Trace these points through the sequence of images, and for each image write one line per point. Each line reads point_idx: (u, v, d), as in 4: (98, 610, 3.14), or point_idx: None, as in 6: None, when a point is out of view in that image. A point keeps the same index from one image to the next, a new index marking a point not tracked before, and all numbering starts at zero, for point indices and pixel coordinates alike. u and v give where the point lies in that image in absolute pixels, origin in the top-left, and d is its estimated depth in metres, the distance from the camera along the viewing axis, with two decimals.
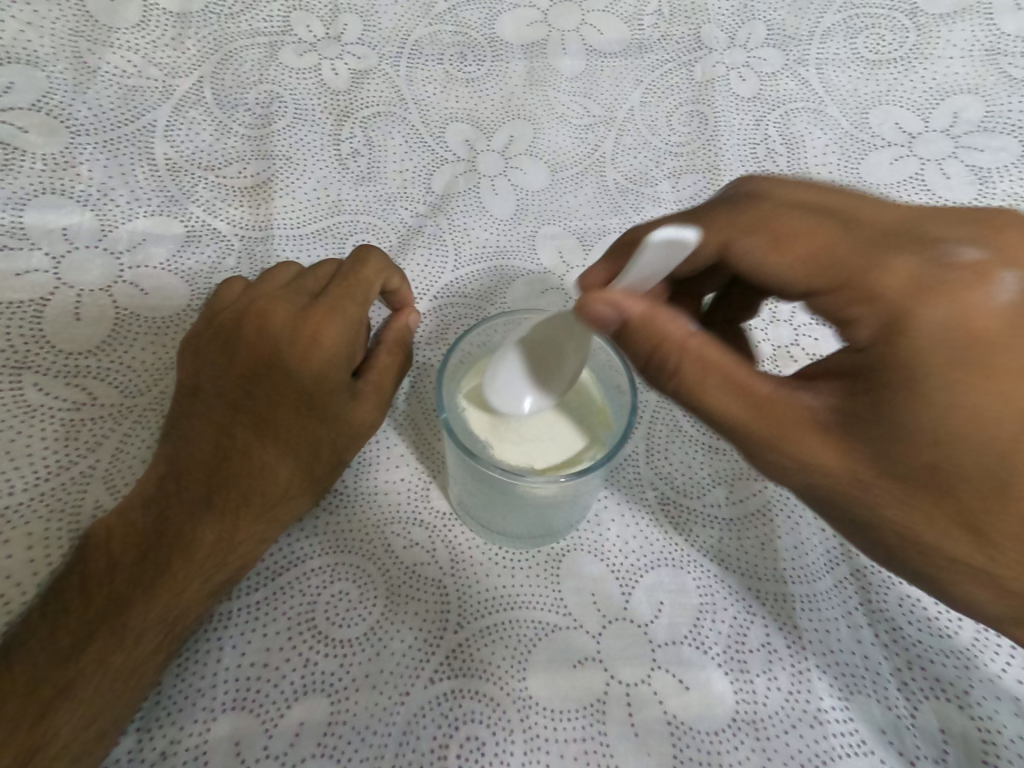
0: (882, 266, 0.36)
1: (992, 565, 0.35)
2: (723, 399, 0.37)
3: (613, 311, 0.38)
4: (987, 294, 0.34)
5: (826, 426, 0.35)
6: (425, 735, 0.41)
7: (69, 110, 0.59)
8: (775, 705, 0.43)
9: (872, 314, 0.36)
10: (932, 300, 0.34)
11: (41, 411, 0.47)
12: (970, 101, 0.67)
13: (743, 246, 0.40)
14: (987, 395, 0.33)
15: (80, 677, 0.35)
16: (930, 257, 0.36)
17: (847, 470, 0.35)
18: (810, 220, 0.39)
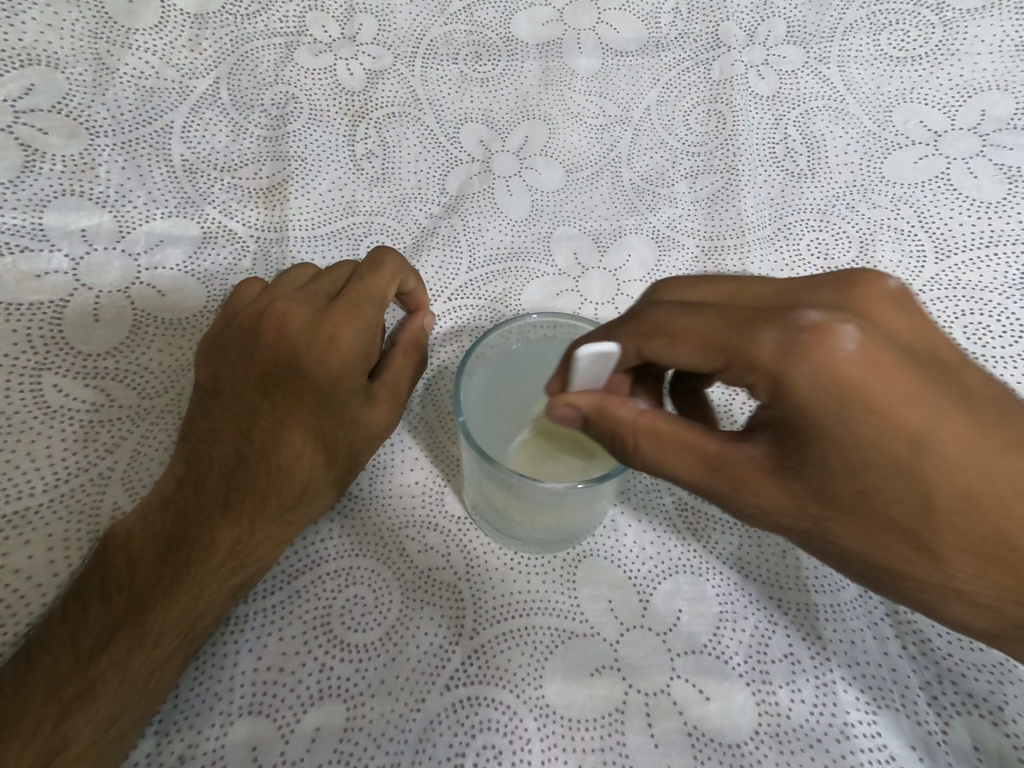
0: (752, 342, 0.34)
1: (962, 582, 0.33)
2: (678, 461, 0.36)
3: (575, 409, 0.38)
4: (833, 346, 0.32)
5: (777, 476, 0.34)
6: (441, 743, 0.41)
7: (88, 112, 0.59)
8: (800, 717, 0.42)
9: (761, 384, 0.34)
10: (799, 363, 0.33)
11: (60, 413, 0.47)
12: (998, 98, 0.66)
13: (652, 348, 0.38)
14: (880, 437, 0.32)
15: (99, 679, 0.35)
16: (779, 322, 0.34)
17: (806, 517, 0.34)
18: (694, 316, 0.37)
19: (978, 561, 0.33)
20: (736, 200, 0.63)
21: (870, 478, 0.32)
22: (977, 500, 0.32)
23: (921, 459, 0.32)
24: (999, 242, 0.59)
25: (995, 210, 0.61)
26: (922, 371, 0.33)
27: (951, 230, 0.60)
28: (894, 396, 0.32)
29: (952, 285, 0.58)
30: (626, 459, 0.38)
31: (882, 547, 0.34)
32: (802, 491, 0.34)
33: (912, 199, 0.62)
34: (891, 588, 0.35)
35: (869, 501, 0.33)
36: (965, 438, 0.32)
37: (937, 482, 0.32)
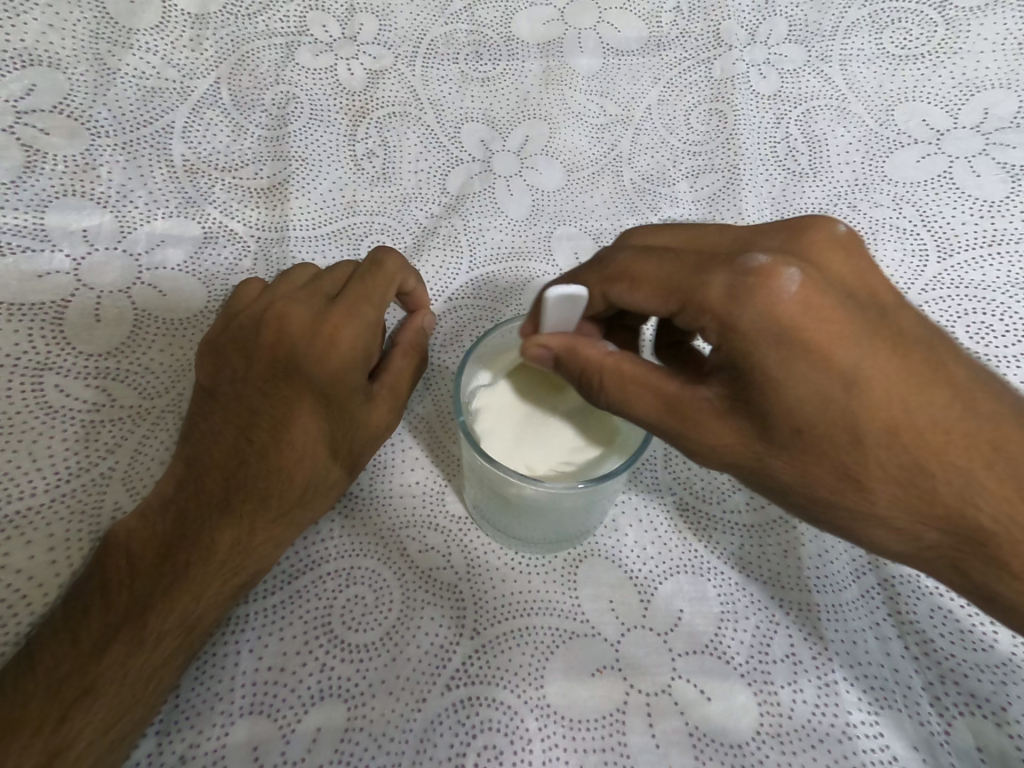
0: (703, 284, 0.34)
1: (887, 514, 0.35)
2: (636, 401, 0.36)
3: (548, 351, 0.39)
4: (775, 289, 0.33)
5: (725, 413, 0.35)
6: (442, 743, 0.41)
7: (89, 112, 0.59)
8: (802, 717, 0.42)
9: (710, 326, 0.34)
10: (743, 305, 0.33)
11: (61, 412, 0.47)
12: (1001, 97, 0.65)
13: (615, 292, 0.38)
14: (815, 375, 0.33)
15: (100, 680, 0.35)
16: (728, 266, 0.34)
17: (747, 448, 0.35)
18: (655, 259, 0.36)
19: (905, 495, 0.34)
20: (737, 199, 0.62)
21: (805, 413, 0.33)
22: (903, 436, 0.33)
23: (852, 395, 0.33)
24: (1002, 241, 0.59)
25: (998, 209, 0.61)
26: (861, 311, 0.34)
27: (953, 229, 0.60)
28: (831, 335, 0.33)
29: (954, 284, 0.57)
30: (591, 400, 0.38)
31: (815, 479, 0.35)
32: (744, 426, 0.35)
33: (914, 198, 0.62)
34: (825, 520, 0.37)
35: (802, 435, 0.34)
36: (895, 375, 0.33)
37: (868, 418, 0.33)
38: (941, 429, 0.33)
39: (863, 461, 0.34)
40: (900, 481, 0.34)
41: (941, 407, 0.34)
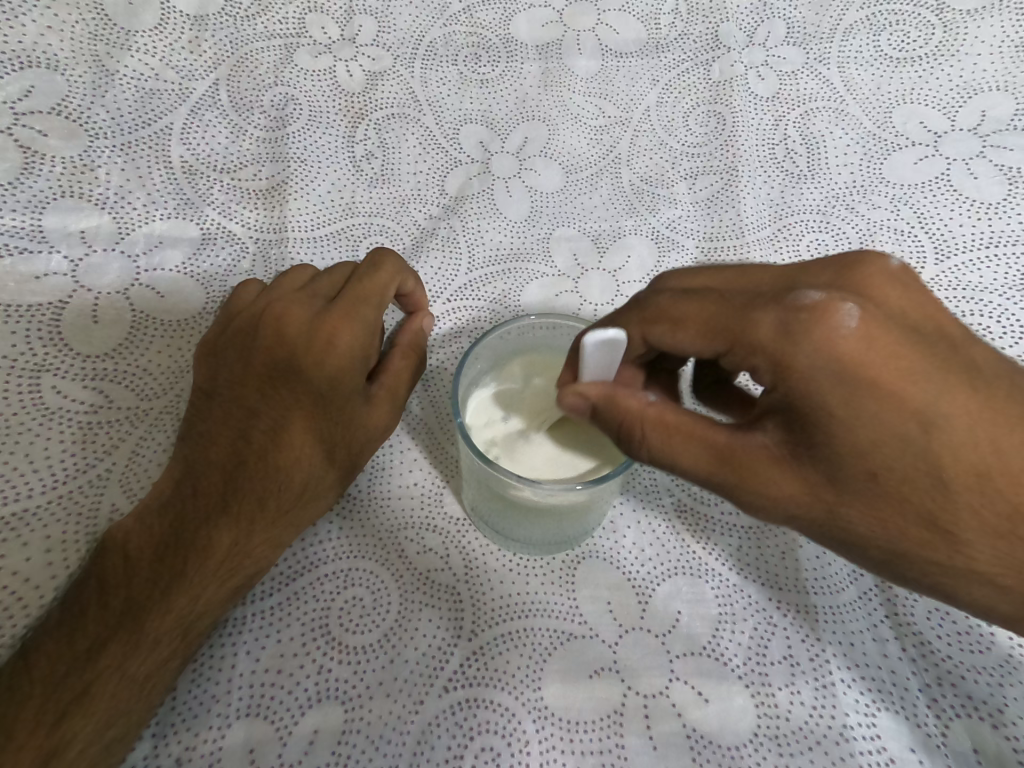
0: (755, 324, 0.34)
1: (969, 557, 0.34)
2: (685, 452, 0.36)
3: (586, 400, 0.38)
4: (833, 326, 0.33)
5: (785, 461, 0.34)
6: (440, 745, 0.41)
7: (88, 113, 0.59)
8: (799, 719, 0.42)
9: (765, 367, 0.34)
10: (801, 344, 0.33)
11: (59, 414, 0.47)
12: (998, 99, 0.65)
13: (655, 334, 0.38)
14: (888, 417, 0.32)
15: (96, 682, 0.35)
16: (778, 305, 0.34)
17: (819, 500, 0.34)
18: (696, 301, 0.37)
19: (993, 538, 0.33)
20: (735, 201, 0.63)
21: (878, 457, 0.33)
22: (988, 475, 0.33)
23: (928, 436, 0.33)
24: (999, 242, 0.59)
25: (995, 210, 0.61)
26: (927, 348, 0.34)
27: (951, 231, 0.60)
28: (896, 373, 0.33)
29: (952, 285, 0.58)
30: (632, 452, 0.38)
31: (898, 529, 0.34)
32: (813, 474, 0.34)
33: (912, 200, 0.62)
34: (901, 573, 0.36)
35: (880, 481, 0.33)
36: (969, 412, 0.33)
37: (946, 458, 0.33)
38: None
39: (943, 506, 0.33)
40: (982, 522, 0.33)
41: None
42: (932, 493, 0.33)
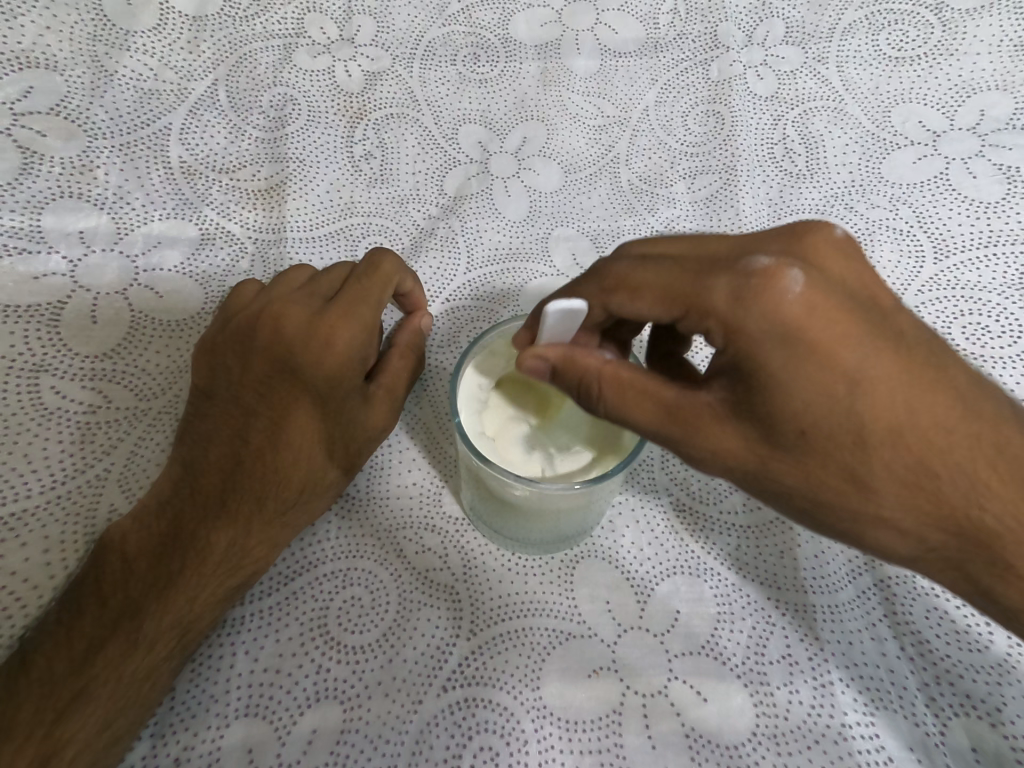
0: (707, 288, 0.34)
1: (893, 515, 0.35)
2: (638, 407, 0.36)
3: (545, 362, 0.38)
4: (780, 289, 0.33)
5: (728, 418, 0.35)
6: (438, 744, 0.41)
7: (87, 114, 0.59)
8: (798, 718, 0.42)
9: (713, 329, 0.34)
10: (751, 307, 0.33)
11: (57, 414, 0.47)
12: (997, 98, 0.65)
13: (615, 302, 0.38)
14: (823, 375, 0.32)
15: (94, 682, 0.35)
16: (731, 270, 0.34)
17: (751, 453, 0.35)
18: (653, 267, 0.36)
19: (907, 496, 0.34)
20: (734, 200, 0.63)
21: (811, 416, 0.33)
22: (907, 436, 0.33)
23: (855, 396, 0.33)
24: (998, 241, 0.59)
25: (994, 209, 0.61)
26: (863, 313, 0.34)
27: (950, 231, 0.60)
28: (834, 335, 0.33)
29: (950, 285, 0.58)
30: (591, 408, 0.38)
31: (819, 481, 0.34)
32: (749, 430, 0.34)
33: (911, 200, 0.62)
34: (830, 526, 0.37)
35: (807, 438, 0.33)
36: (896, 376, 0.33)
37: (871, 419, 0.33)
38: (943, 431, 0.34)
39: (869, 465, 0.34)
40: (907, 484, 0.34)
41: (942, 407, 0.34)
42: (859, 452, 0.33)
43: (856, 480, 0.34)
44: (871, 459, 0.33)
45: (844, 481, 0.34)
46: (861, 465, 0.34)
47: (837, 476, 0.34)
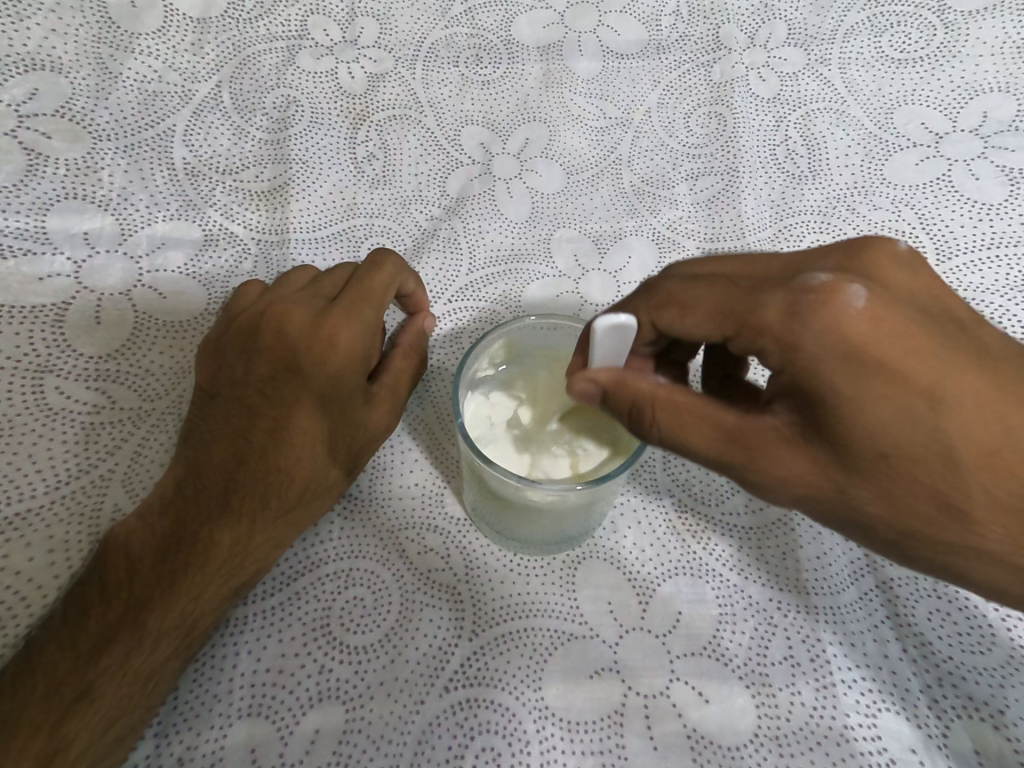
0: (760, 306, 0.35)
1: (981, 539, 0.34)
2: (694, 433, 0.36)
3: (596, 384, 0.38)
4: (841, 306, 0.33)
5: (796, 441, 0.35)
6: (440, 745, 0.41)
7: (91, 115, 0.60)
8: (800, 719, 0.42)
9: (769, 349, 0.35)
10: (807, 324, 0.33)
11: (61, 414, 0.48)
12: (1000, 100, 0.65)
13: (664, 319, 0.38)
14: (896, 396, 0.33)
15: (97, 681, 0.35)
16: (786, 287, 0.35)
17: (830, 482, 0.34)
18: (704, 286, 0.37)
19: (1004, 519, 0.33)
20: (736, 202, 0.63)
21: (888, 440, 0.33)
22: (1001, 455, 0.33)
23: (938, 416, 0.33)
24: (1000, 243, 0.59)
25: (996, 211, 0.61)
26: (936, 329, 0.34)
27: (952, 232, 0.60)
28: (905, 354, 0.33)
29: (953, 286, 0.58)
30: (642, 433, 0.38)
31: (907, 508, 0.34)
32: (824, 455, 0.34)
33: (913, 201, 0.62)
34: (912, 553, 0.36)
35: (891, 462, 0.33)
36: (979, 392, 0.33)
37: (956, 439, 0.33)
38: None
39: (954, 489, 0.33)
40: (1000, 505, 0.33)
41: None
42: (940, 474, 0.33)
43: (943, 507, 0.34)
44: (958, 483, 0.33)
45: (933, 509, 0.34)
46: (950, 492, 0.33)
47: (922, 502, 0.34)
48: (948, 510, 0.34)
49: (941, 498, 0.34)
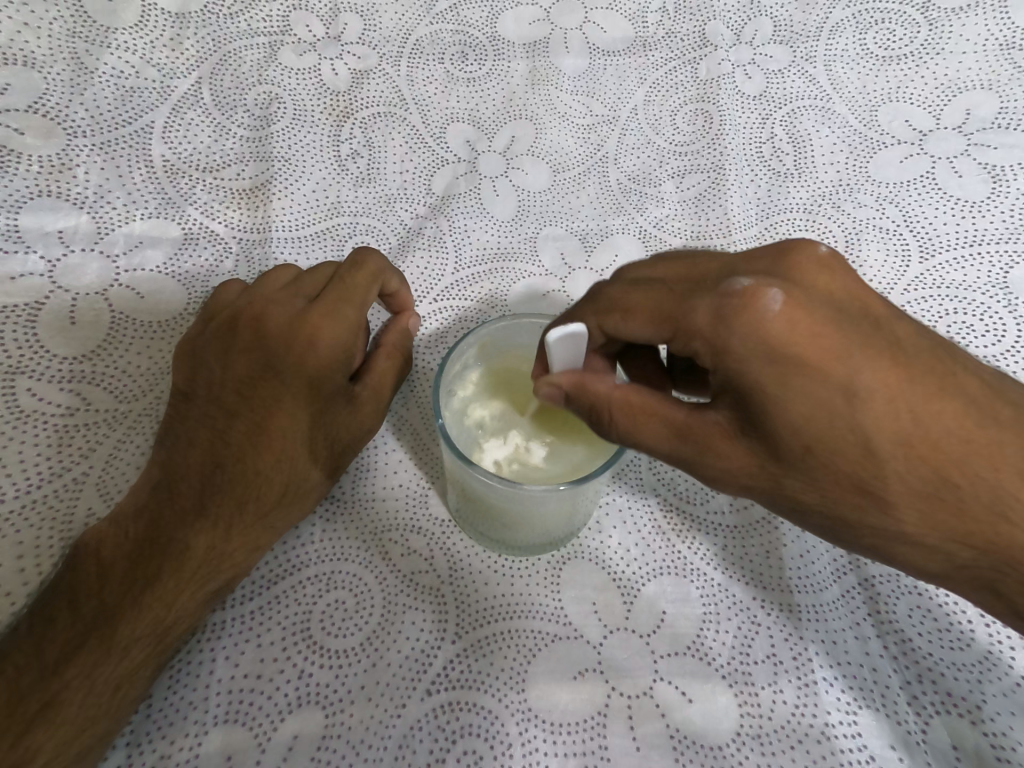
0: (690, 310, 0.35)
1: (911, 527, 0.35)
2: (649, 431, 0.37)
3: (558, 390, 0.39)
4: (761, 309, 0.34)
5: (736, 435, 0.35)
6: (421, 749, 0.40)
7: (67, 112, 0.59)
8: (781, 718, 0.42)
9: (703, 352, 0.35)
10: (733, 329, 0.34)
11: (33, 416, 0.47)
12: (983, 97, 0.66)
13: (608, 323, 0.38)
14: (821, 391, 0.33)
15: (65, 690, 0.35)
16: (712, 292, 0.35)
17: (760, 469, 0.35)
18: (639, 291, 0.37)
19: (923, 504, 0.34)
20: (723, 199, 0.62)
21: (816, 432, 0.33)
22: (916, 447, 0.33)
23: (855, 410, 0.33)
24: (983, 240, 0.59)
25: (979, 208, 0.61)
26: (855, 325, 0.34)
27: (935, 229, 0.60)
28: (826, 352, 0.33)
29: (935, 284, 0.58)
30: (603, 431, 0.38)
31: (834, 497, 0.35)
32: (756, 448, 0.35)
33: (897, 198, 0.62)
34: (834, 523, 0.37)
35: (816, 455, 0.34)
36: (897, 388, 0.33)
37: (875, 432, 0.33)
38: (956, 438, 0.33)
39: (881, 480, 0.34)
40: (926, 495, 0.34)
41: (950, 416, 0.34)
42: (868, 467, 0.34)
43: (867, 496, 0.34)
44: (880, 472, 0.34)
45: (857, 498, 0.35)
46: (876, 481, 0.34)
47: (841, 490, 0.34)
48: (874, 499, 0.34)
49: (866, 492, 0.34)
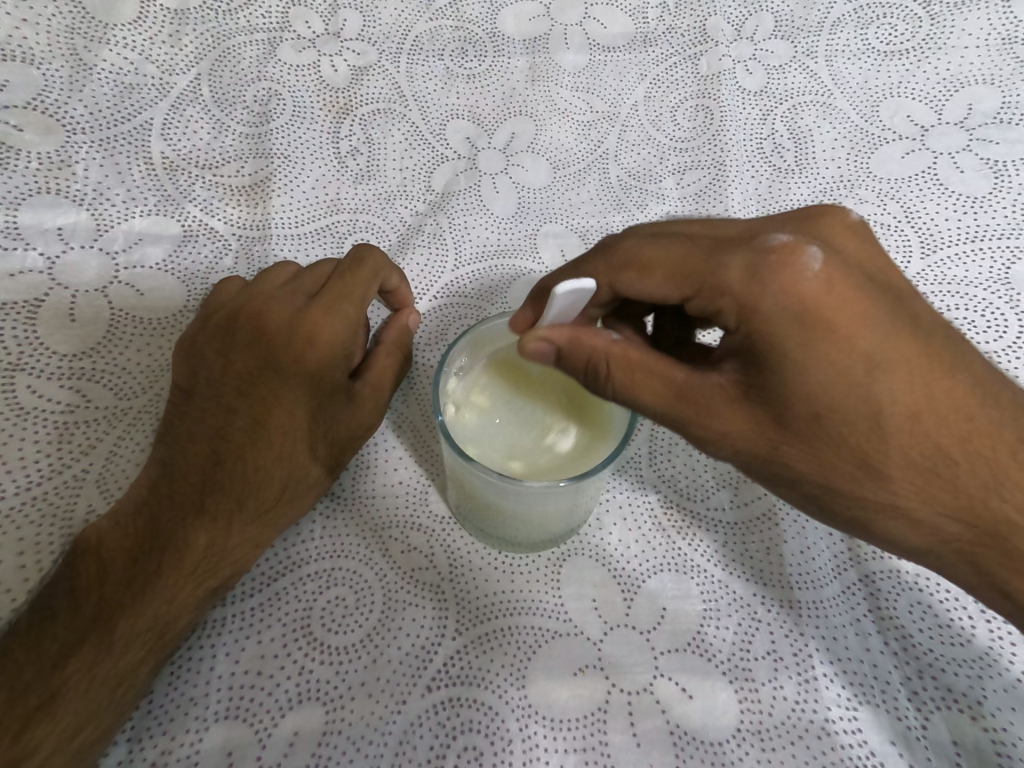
0: (722, 265, 0.35)
1: (907, 502, 0.35)
2: (647, 390, 0.36)
3: (549, 344, 0.37)
4: (799, 266, 0.34)
5: (739, 398, 0.35)
6: (421, 745, 0.40)
7: (65, 108, 0.59)
8: (781, 714, 0.42)
9: (727, 309, 0.35)
10: (767, 285, 0.34)
11: (33, 413, 0.47)
12: (986, 92, 0.65)
13: (623, 281, 0.38)
14: (841, 354, 0.33)
15: (66, 686, 0.35)
16: (748, 248, 0.35)
17: (761, 436, 0.35)
18: (672, 245, 0.37)
19: (920, 480, 0.34)
20: (723, 195, 0.62)
21: (828, 399, 0.33)
22: (924, 421, 0.34)
23: (872, 379, 0.33)
24: (985, 236, 0.59)
25: (981, 204, 0.61)
26: (880, 292, 0.35)
27: (937, 225, 0.60)
28: (852, 316, 0.33)
29: (937, 280, 0.57)
30: (598, 390, 0.38)
31: (833, 467, 0.35)
32: (761, 413, 0.35)
33: (899, 194, 0.62)
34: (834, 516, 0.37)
35: (824, 423, 0.34)
36: (913, 359, 0.34)
37: (887, 402, 0.34)
38: (964, 416, 0.34)
39: (880, 452, 0.34)
40: (927, 470, 0.34)
41: (960, 393, 0.34)
42: (873, 440, 0.34)
43: (863, 466, 0.34)
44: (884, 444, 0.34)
45: (859, 475, 0.35)
46: (879, 458, 0.34)
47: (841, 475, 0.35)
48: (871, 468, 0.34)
49: (865, 467, 0.34)
